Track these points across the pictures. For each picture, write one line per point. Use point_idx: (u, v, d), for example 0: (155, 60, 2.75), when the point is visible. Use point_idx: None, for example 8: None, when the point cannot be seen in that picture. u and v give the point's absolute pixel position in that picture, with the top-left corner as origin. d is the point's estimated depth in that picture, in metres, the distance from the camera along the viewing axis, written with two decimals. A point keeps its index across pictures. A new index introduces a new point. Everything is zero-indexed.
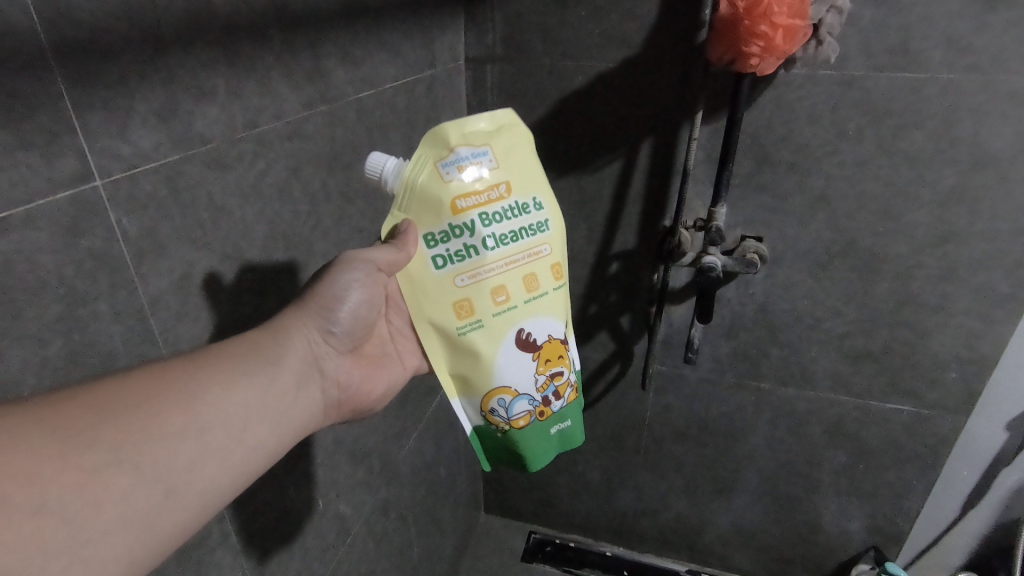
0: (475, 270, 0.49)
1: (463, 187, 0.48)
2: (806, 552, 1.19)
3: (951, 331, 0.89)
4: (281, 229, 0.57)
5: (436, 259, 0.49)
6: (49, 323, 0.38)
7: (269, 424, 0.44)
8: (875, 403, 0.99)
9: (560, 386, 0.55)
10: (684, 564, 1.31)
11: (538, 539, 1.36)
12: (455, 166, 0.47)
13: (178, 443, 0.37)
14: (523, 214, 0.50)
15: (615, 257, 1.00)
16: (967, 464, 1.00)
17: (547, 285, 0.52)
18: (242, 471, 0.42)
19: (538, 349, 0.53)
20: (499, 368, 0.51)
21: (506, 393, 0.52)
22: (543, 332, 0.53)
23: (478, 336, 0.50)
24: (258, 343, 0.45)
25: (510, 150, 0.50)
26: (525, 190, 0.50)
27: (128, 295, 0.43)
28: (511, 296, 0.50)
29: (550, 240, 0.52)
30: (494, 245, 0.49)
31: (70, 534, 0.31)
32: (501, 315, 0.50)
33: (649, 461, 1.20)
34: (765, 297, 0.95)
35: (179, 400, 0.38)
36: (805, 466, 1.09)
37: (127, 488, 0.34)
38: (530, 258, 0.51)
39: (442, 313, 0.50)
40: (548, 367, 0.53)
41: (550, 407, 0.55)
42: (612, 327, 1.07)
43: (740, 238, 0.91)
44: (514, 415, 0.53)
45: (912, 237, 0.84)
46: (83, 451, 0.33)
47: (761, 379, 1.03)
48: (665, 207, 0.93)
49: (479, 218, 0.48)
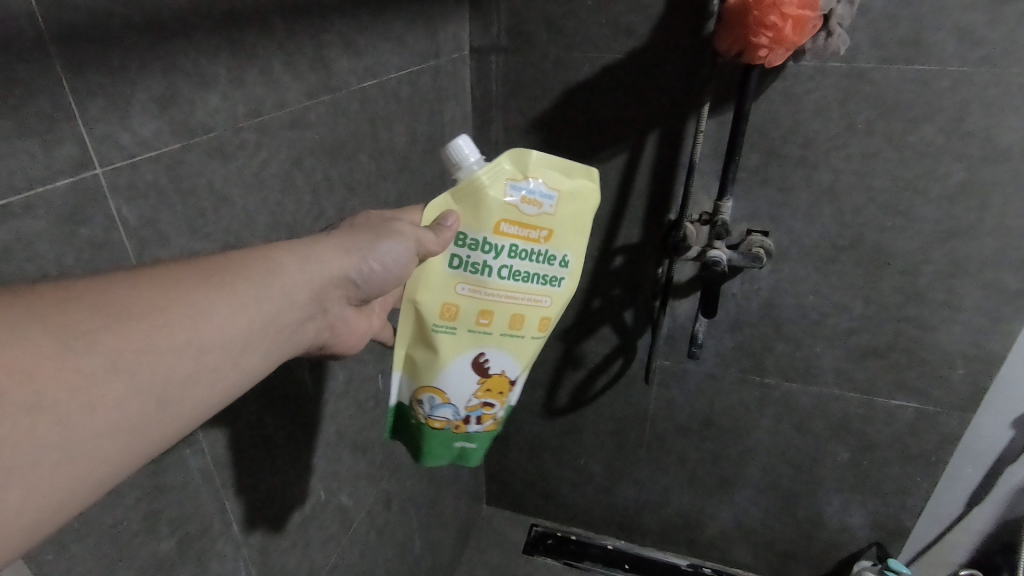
0: (476, 286, 0.50)
1: (515, 216, 0.49)
2: (808, 547, 1.19)
3: (958, 328, 0.88)
4: (283, 219, 0.57)
5: (453, 258, 0.50)
6: None
7: (270, 351, 0.40)
8: (880, 400, 0.98)
9: (485, 415, 0.56)
10: (685, 559, 1.31)
11: (539, 532, 1.37)
12: (521, 193, 0.48)
13: (178, 359, 0.34)
14: (546, 263, 0.51)
15: (620, 251, 0.99)
16: (971, 462, 0.99)
17: (528, 331, 0.53)
18: (237, 393, 0.38)
19: (485, 377, 0.54)
20: (445, 373, 0.53)
21: (437, 395, 0.54)
22: (497, 365, 0.54)
23: (445, 339, 0.52)
24: (276, 269, 0.40)
25: (578, 206, 0.51)
26: (564, 245, 0.51)
27: None
28: (492, 323, 0.52)
29: (556, 297, 0.53)
30: (504, 275, 0.50)
31: (59, 438, 0.29)
32: (474, 333, 0.52)
33: (651, 456, 1.20)
34: (771, 292, 0.94)
35: (186, 315, 0.34)
36: (809, 462, 1.09)
37: (120, 399, 0.31)
38: (527, 301, 0.52)
39: (430, 306, 0.51)
40: (485, 395, 0.55)
41: (466, 426, 0.56)
42: (616, 321, 1.06)
43: (746, 233, 0.91)
44: (433, 415, 0.55)
45: (920, 232, 0.83)
46: (80, 354, 0.30)
47: (765, 375, 1.02)
48: (671, 200, 0.92)
49: (508, 248, 0.50)
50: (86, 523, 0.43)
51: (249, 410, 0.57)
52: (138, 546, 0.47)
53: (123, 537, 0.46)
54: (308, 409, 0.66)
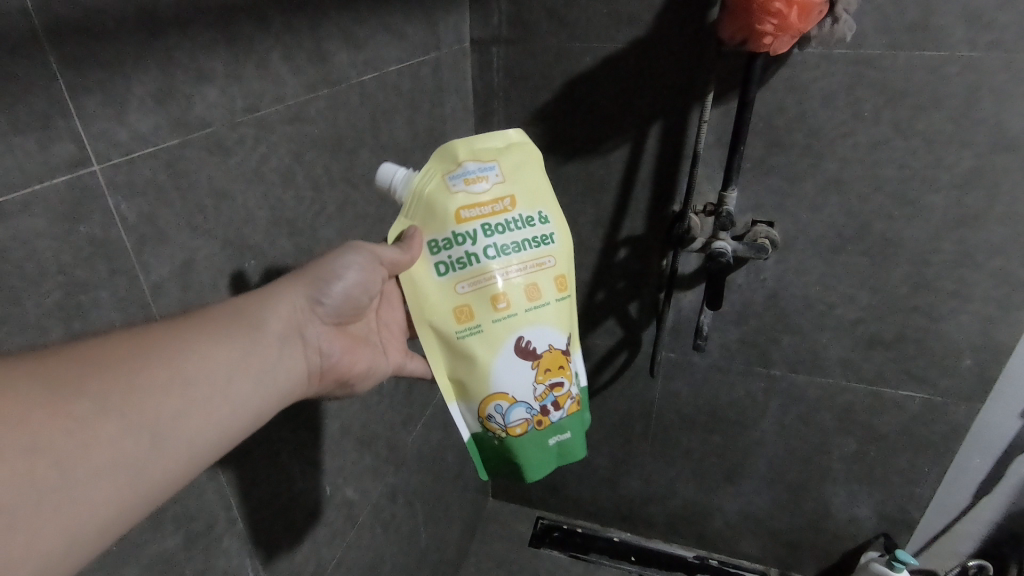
0: (476, 277, 0.50)
1: (469, 199, 0.50)
2: (815, 539, 1.19)
3: (967, 318, 0.87)
4: (284, 215, 0.57)
5: (438, 266, 0.51)
6: (48, 310, 0.38)
7: (255, 383, 0.43)
8: (887, 390, 0.97)
9: (560, 397, 0.55)
10: (692, 551, 1.31)
11: (545, 525, 1.37)
12: (461, 179, 0.51)
13: (166, 394, 0.36)
14: (527, 226, 0.52)
15: (623, 243, 0.99)
16: (980, 453, 0.98)
17: (548, 295, 0.53)
18: (229, 427, 0.41)
19: (538, 358, 0.53)
20: (495, 374, 0.52)
21: (502, 400, 0.53)
22: (542, 342, 0.53)
23: (473, 341, 0.51)
24: (241, 307, 0.44)
25: (518, 167, 0.53)
26: (531, 204, 0.52)
27: (128, 282, 0.42)
28: (511, 304, 0.51)
29: (555, 253, 0.53)
30: (495, 253, 0.50)
31: (60, 478, 0.31)
32: (499, 322, 0.51)
33: (657, 448, 1.20)
34: (776, 283, 0.94)
35: (166, 353, 0.37)
36: (815, 453, 1.08)
37: (116, 436, 0.33)
38: (532, 268, 0.52)
39: (443, 317, 0.52)
40: (547, 377, 0.53)
41: (548, 417, 0.55)
42: (620, 314, 1.06)
43: (751, 224, 0.90)
44: (511, 422, 0.53)
45: (928, 221, 0.82)
46: (71, 400, 0.32)
47: (771, 366, 1.02)
48: (675, 191, 0.91)
49: (481, 228, 0.50)
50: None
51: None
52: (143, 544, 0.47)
53: (128, 536, 0.46)
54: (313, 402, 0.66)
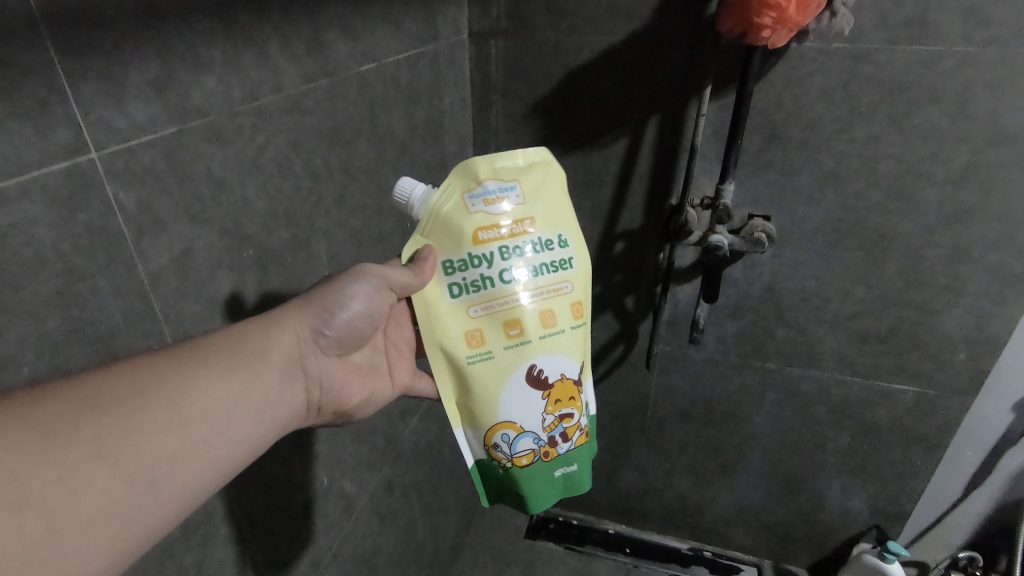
0: (488, 301, 0.52)
1: (488, 220, 0.51)
2: (807, 530, 1.20)
3: (961, 312, 0.88)
4: (282, 206, 0.57)
5: (452, 287, 0.52)
6: (47, 298, 0.38)
7: (253, 418, 0.44)
8: (881, 384, 0.98)
9: (569, 428, 0.55)
10: (686, 542, 1.32)
11: (541, 518, 1.38)
12: (482, 199, 0.52)
13: (160, 437, 0.38)
14: (547, 251, 0.53)
15: (620, 237, 0.99)
16: (971, 446, 0.99)
17: (563, 322, 0.53)
18: (222, 466, 0.42)
19: (549, 388, 0.54)
20: (503, 402, 0.53)
21: (510, 429, 0.53)
22: (554, 370, 0.54)
23: (483, 367, 0.52)
24: (246, 339, 0.45)
25: (541, 188, 0.54)
26: (554, 227, 0.53)
27: (126, 271, 0.42)
28: (524, 330, 0.52)
29: (574, 277, 0.54)
30: (511, 278, 0.52)
31: (50, 531, 0.32)
32: (511, 348, 0.52)
33: (653, 441, 1.20)
34: (772, 277, 0.94)
35: (162, 395, 0.38)
36: (809, 446, 1.09)
37: (107, 483, 0.35)
38: (549, 294, 0.53)
39: (454, 340, 0.52)
40: (557, 407, 0.54)
41: (556, 448, 0.55)
42: (617, 307, 1.06)
43: (748, 218, 0.90)
44: (518, 452, 0.54)
45: (923, 216, 0.83)
46: (64, 448, 0.33)
47: (766, 360, 1.02)
48: (672, 184, 0.92)
49: (499, 251, 0.51)
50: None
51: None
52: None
53: None
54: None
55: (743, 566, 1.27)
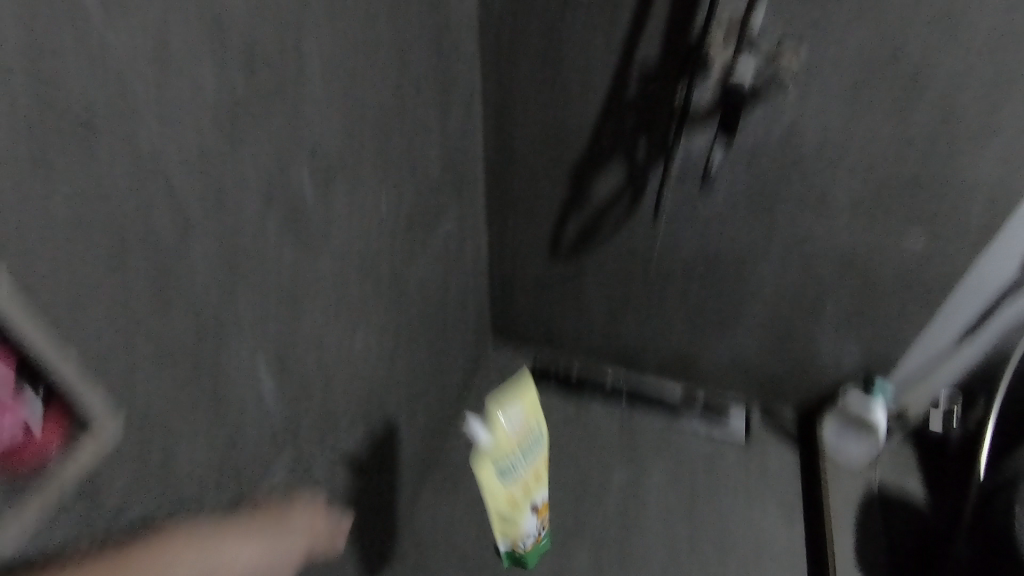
0: (511, 493, 0.85)
1: (507, 436, 0.81)
2: (797, 377, 1.26)
3: (987, 155, 0.84)
4: (267, 4, 0.51)
5: (499, 490, 0.83)
6: (10, 53, 0.34)
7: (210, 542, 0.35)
8: (891, 234, 0.97)
9: (541, 520, 0.99)
10: (679, 389, 1.37)
11: (540, 366, 1.41)
12: (507, 435, 0.81)
13: None
14: (538, 455, 0.88)
15: (634, 74, 0.92)
16: (974, 296, 1.02)
17: (544, 481, 0.93)
18: None
19: (538, 509, 0.96)
20: (523, 526, 0.93)
21: (525, 534, 0.96)
22: (540, 500, 0.95)
23: (515, 514, 0.89)
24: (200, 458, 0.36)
25: (532, 423, 0.85)
26: (542, 440, 0.88)
27: (96, 41, 0.38)
28: (532, 490, 0.91)
29: (543, 465, 0.91)
30: (525, 472, 0.86)
31: None
32: (527, 501, 0.90)
33: (655, 295, 1.22)
34: (793, 120, 0.89)
35: None
36: (809, 298, 1.11)
37: None
38: (539, 467, 0.90)
39: (498, 504, 0.85)
40: (540, 514, 0.97)
41: (537, 532, 1.00)
42: (627, 154, 1.02)
43: (777, 49, 0.82)
44: (527, 540, 0.98)
45: (965, 45, 0.76)
46: None
47: (776, 210, 1.00)
48: (697, 9, 0.82)
49: (518, 462, 0.84)
50: (123, 314, 0.45)
51: (263, 221, 0.57)
52: (177, 340, 0.50)
53: None
54: (320, 220, 0.66)
55: (732, 415, 1.33)
